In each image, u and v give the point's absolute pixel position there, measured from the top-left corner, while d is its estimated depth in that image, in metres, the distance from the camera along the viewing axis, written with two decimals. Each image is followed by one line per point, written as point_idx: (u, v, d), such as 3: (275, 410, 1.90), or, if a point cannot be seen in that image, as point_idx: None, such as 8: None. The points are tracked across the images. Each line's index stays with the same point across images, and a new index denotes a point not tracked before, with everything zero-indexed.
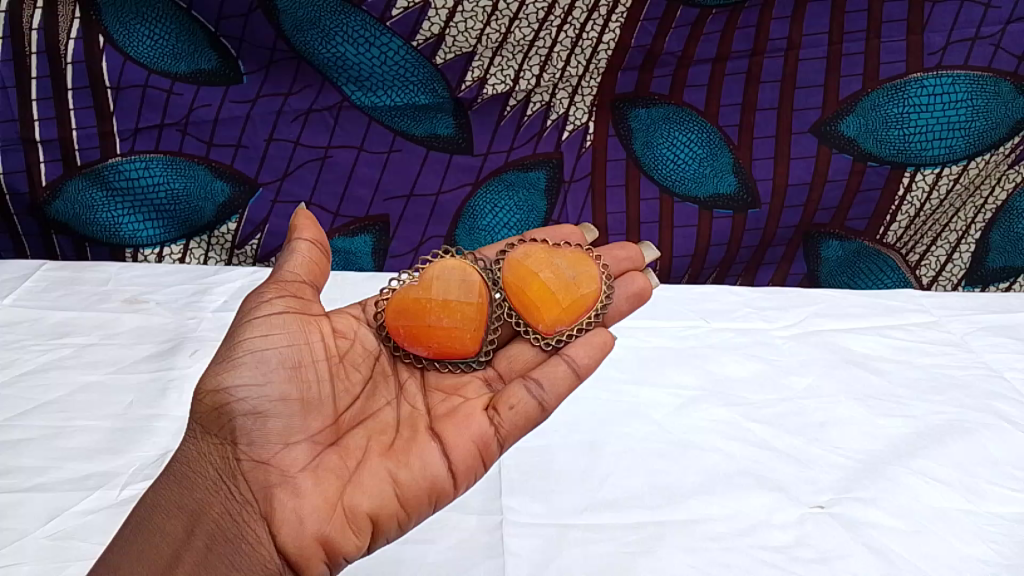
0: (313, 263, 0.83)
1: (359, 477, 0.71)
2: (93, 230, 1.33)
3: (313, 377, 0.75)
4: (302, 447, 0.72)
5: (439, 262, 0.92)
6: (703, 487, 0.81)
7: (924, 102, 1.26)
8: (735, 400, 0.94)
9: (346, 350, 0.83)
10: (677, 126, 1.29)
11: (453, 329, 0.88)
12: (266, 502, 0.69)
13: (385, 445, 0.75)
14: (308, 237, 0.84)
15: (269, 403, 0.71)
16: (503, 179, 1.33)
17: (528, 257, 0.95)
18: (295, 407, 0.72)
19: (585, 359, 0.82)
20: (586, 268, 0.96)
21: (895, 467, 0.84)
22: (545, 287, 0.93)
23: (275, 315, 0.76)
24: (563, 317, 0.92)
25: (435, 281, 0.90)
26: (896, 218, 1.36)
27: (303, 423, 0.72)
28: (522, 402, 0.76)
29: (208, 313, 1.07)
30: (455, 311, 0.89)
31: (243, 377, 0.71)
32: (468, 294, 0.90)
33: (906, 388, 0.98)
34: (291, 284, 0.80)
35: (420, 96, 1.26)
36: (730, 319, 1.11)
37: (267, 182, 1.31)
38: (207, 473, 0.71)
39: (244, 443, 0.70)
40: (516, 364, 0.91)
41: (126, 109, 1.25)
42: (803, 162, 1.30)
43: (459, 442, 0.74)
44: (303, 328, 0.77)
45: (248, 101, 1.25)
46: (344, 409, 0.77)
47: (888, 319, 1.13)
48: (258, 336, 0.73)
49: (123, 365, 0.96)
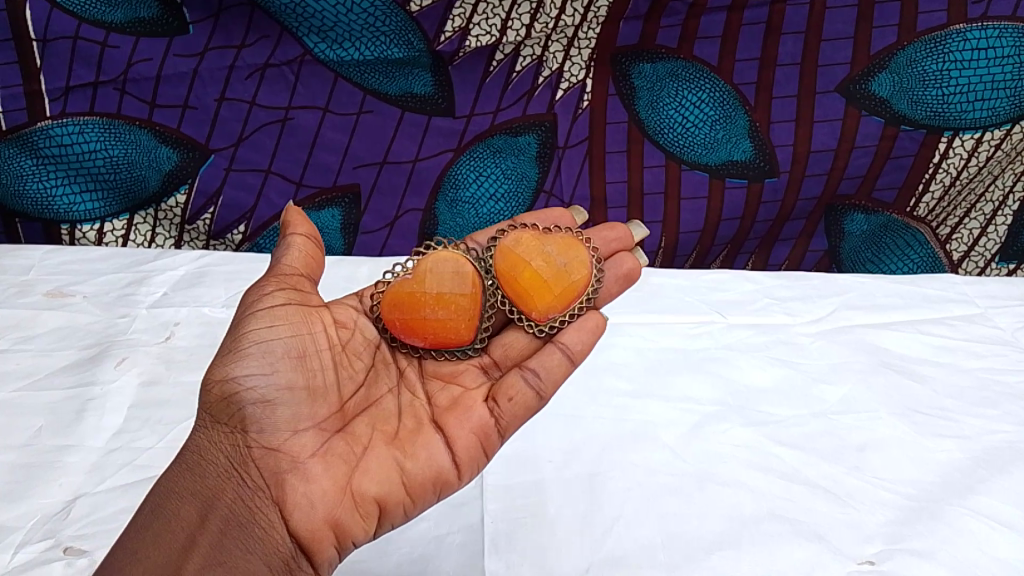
0: (310, 258, 0.71)
1: (367, 463, 0.61)
2: (23, 203, 1.15)
3: (318, 365, 0.64)
4: (309, 434, 0.62)
5: (431, 253, 0.77)
6: (726, 539, 0.69)
7: (966, 58, 1.10)
8: (757, 417, 0.80)
9: (348, 338, 0.70)
10: (686, 85, 1.12)
11: (450, 322, 0.74)
12: (278, 487, 0.60)
13: (390, 433, 0.64)
14: (303, 229, 0.72)
15: (279, 390, 0.61)
16: (489, 145, 1.16)
17: (519, 242, 0.80)
18: (303, 395, 0.62)
19: (579, 344, 0.71)
20: (579, 250, 0.80)
21: (955, 507, 0.72)
22: (536, 275, 0.78)
23: (277, 305, 0.65)
24: (556, 304, 0.77)
25: (428, 272, 0.75)
26: (930, 187, 1.20)
27: (310, 410, 0.62)
28: (522, 392, 0.66)
29: (143, 310, 0.93)
30: (451, 303, 0.75)
31: (251, 365, 0.60)
32: (464, 285, 0.76)
33: (955, 400, 0.84)
34: (289, 278, 0.68)
35: (393, 49, 1.09)
36: (747, 312, 0.96)
37: (219, 148, 1.13)
38: (218, 461, 0.61)
39: (254, 430, 0.60)
40: (512, 352, 0.76)
41: (54, 65, 1.06)
42: (828, 125, 1.14)
43: (462, 433, 0.64)
44: (306, 318, 0.65)
45: (195, 55, 1.07)
46: (350, 396, 0.66)
47: (927, 311, 0.97)
48: (262, 323, 0.63)
49: (39, 379, 0.83)
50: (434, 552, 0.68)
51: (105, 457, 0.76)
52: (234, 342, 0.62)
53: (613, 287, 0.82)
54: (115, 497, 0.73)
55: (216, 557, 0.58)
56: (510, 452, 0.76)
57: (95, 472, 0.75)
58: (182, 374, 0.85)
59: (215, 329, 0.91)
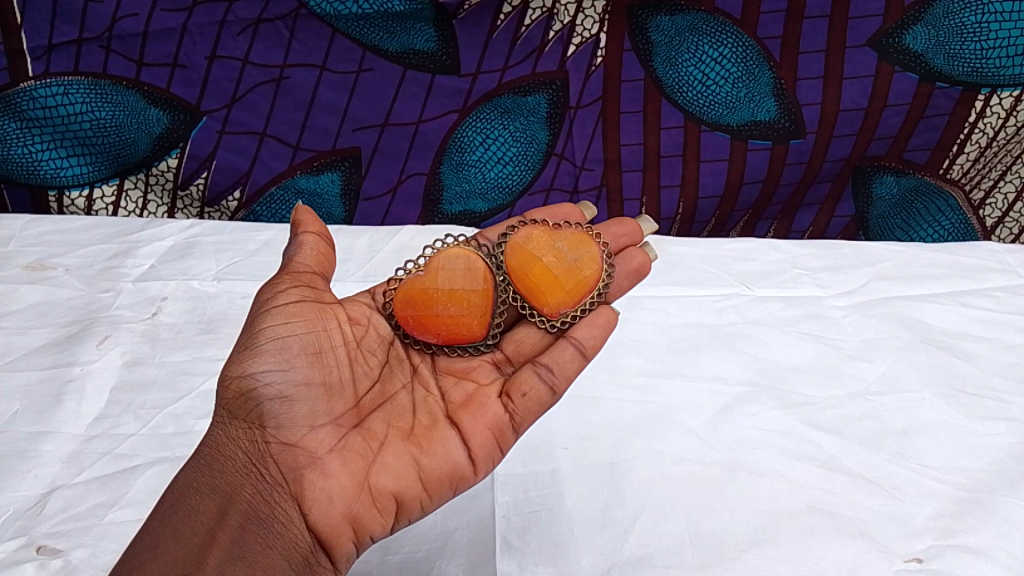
0: (321, 256, 0.64)
1: (385, 458, 0.56)
2: (8, 168, 1.08)
3: (334, 361, 0.59)
4: (327, 430, 0.56)
5: (445, 247, 0.72)
6: (760, 536, 0.64)
7: (1007, 9, 1.02)
8: (789, 399, 0.76)
9: (362, 335, 0.64)
10: (706, 39, 1.05)
11: (462, 318, 0.68)
12: (296, 483, 0.55)
13: (406, 429, 0.59)
14: (315, 227, 0.65)
15: (297, 386, 0.55)
16: (497, 105, 1.09)
17: (530, 238, 0.74)
18: (319, 391, 0.56)
19: (592, 339, 0.64)
20: (591, 244, 0.74)
21: (1006, 498, 0.67)
22: (546, 272, 0.72)
23: (294, 299, 0.59)
24: (567, 300, 0.71)
25: (440, 266, 0.70)
26: (964, 148, 1.12)
27: (328, 405, 0.57)
28: (535, 388, 0.61)
29: (128, 285, 0.87)
30: (464, 299, 0.69)
31: (268, 360, 0.55)
32: (477, 280, 0.70)
33: (1002, 378, 0.79)
34: (304, 276, 0.62)
35: (394, 1, 1.00)
36: (776, 285, 0.89)
37: (212, 110, 1.06)
38: (235, 458, 0.56)
39: (271, 426, 0.55)
40: (524, 348, 0.70)
41: (35, 20, 0.99)
42: (859, 82, 1.06)
43: (476, 430, 0.59)
44: (322, 314, 0.59)
45: (183, 10, 0.99)
46: (366, 391, 0.60)
47: (968, 282, 0.90)
48: (278, 317, 0.57)
49: (16, 359, 0.79)
50: (439, 553, 0.64)
51: (84, 446, 0.72)
52: (249, 337, 0.57)
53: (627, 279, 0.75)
54: (94, 489, 0.69)
55: (237, 552, 0.53)
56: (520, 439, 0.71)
57: (73, 463, 0.71)
58: (168, 354, 0.80)
59: (204, 304, 0.86)
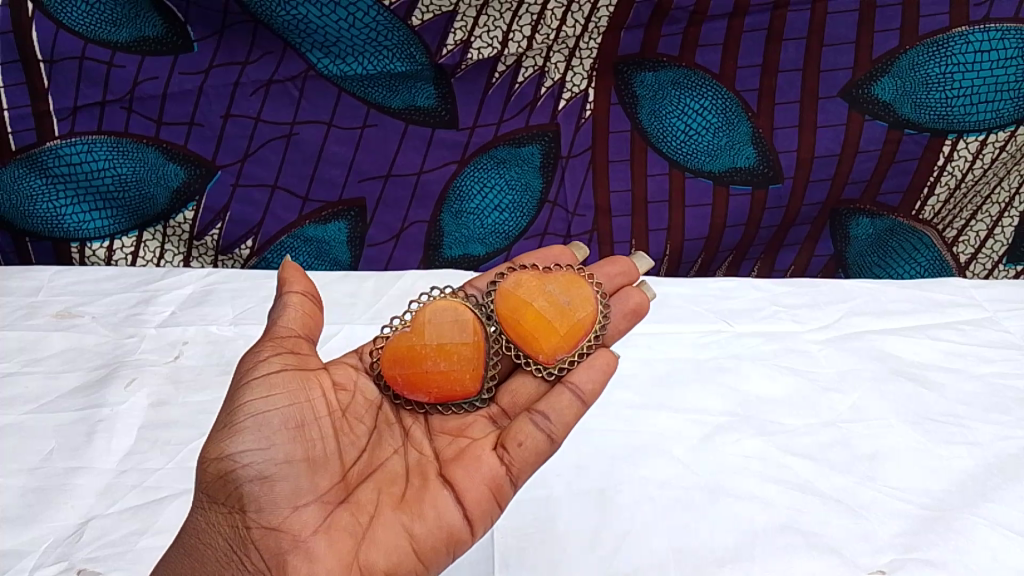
0: (307, 316, 0.70)
1: (373, 532, 0.61)
2: (33, 222, 1.14)
3: (317, 434, 0.64)
4: (310, 509, 0.61)
5: (434, 301, 0.78)
6: (737, 553, 0.71)
7: (970, 60, 1.09)
8: (767, 427, 0.81)
9: (347, 402, 0.70)
10: (688, 92, 1.12)
11: (452, 372, 0.74)
12: (279, 567, 0.59)
13: (397, 496, 0.64)
14: (299, 287, 0.71)
15: (277, 465, 0.60)
16: (494, 156, 1.16)
17: (520, 285, 0.80)
18: (302, 466, 0.61)
19: (589, 384, 0.70)
20: (580, 287, 0.80)
21: (966, 516, 0.73)
22: (541, 317, 0.78)
23: (275, 370, 0.65)
24: (564, 343, 0.77)
25: (427, 323, 0.76)
26: (935, 190, 1.19)
27: (311, 482, 0.62)
28: (531, 437, 0.65)
29: (151, 330, 0.94)
30: (453, 353, 0.75)
31: (247, 440, 0.60)
32: (465, 333, 0.76)
33: (967, 406, 0.85)
34: (286, 342, 0.68)
35: (396, 63, 1.09)
36: (755, 321, 0.95)
37: (226, 164, 1.13)
38: (218, 544, 0.61)
39: (252, 510, 0.60)
40: (519, 399, 0.76)
41: (61, 84, 1.06)
42: (832, 131, 1.14)
43: (471, 487, 0.64)
44: (304, 385, 0.65)
45: (200, 72, 1.07)
46: (353, 463, 0.66)
47: (938, 316, 0.96)
48: (258, 391, 0.63)
49: (50, 401, 0.85)
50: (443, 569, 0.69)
51: (116, 479, 0.78)
52: (230, 415, 0.62)
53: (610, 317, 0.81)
54: (126, 519, 0.74)
55: None
56: None
57: (106, 495, 0.76)
58: (191, 394, 0.86)
59: (221, 347, 0.92)
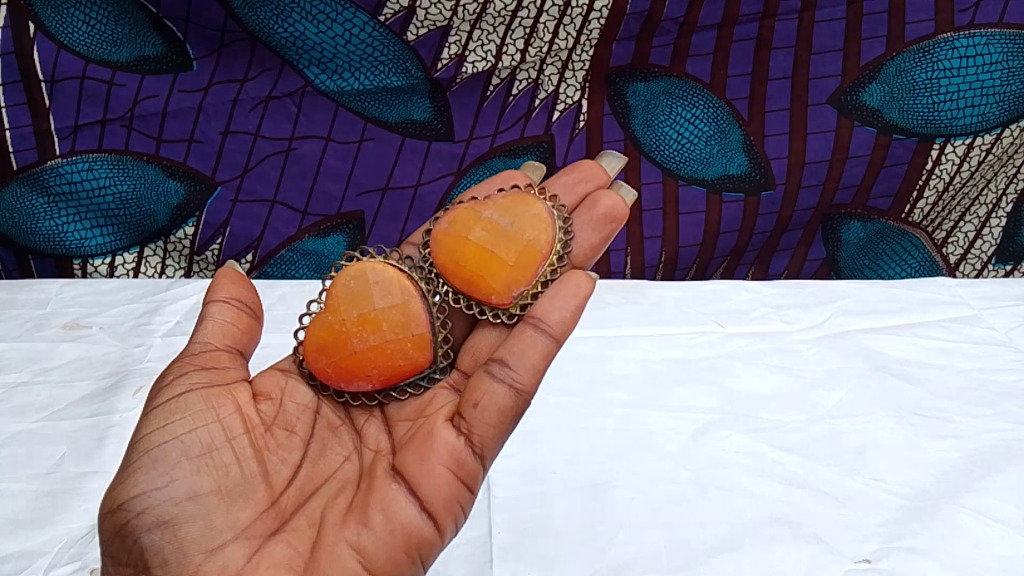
0: (232, 324, 0.71)
1: (317, 555, 0.60)
2: (36, 239, 1.16)
3: (227, 459, 0.64)
4: (232, 545, 0.60)
5: (342, 273, 0.78)
6: (728, 544, 0.73)
7: (955, 66, 1.12)
8: (757, 424, 0.84)
9: (273, 415, 0.71)
10: (680, 101, 1.14)
11: (385, 345, 0.76)
12: None
13: (344, 507, 0.64)
14: (224, 292, 0.72)
15: (179, 504, 0.60)
16: (489, 167, 1.18)
17: (449, 233, 0.81)
18: (211, 500, 0.61)
19: (558, 316, 0.68)
20: (510, 217, 0.80)
21: (949, 505, 0.76)
22: (479, 260, 0.79)
23: (175, 399, 0.65)
24: (510, 281, 0.79)
25: (339, 300, 0.76)
26: (924, 194, 1.22)
27: (223, 515, 0.61)
28: (488, 397, 0.64)
29: (157, 339, 0.96)
30: (379, 322, 0.76)
31: (146, 481, 0.61)
32: (387, 299, 0.76)
33: (951, 400, 0.88)
34: (199, 358, 0.69)
35: (392, 77, 1.11)
36: (746, 322, 0.99)
37: (225, 180, 1.15)
38: None
39: (158, 562, 0.59)
40: (481, 354, 0.79)
41: (63, 104, 1.08)
42: (822, 137, 1.16)
43: (424, 474, 0.62)
44: (210, 406, 0.65)
45: (199, 90, 1.09)
46: (282, 487, 0.65)
47: (922, 314, 1.01)
48: (157, 428, 0.63)
49: (60, 410, 0.87)
50: (442, 566, 0.70)
51: None
52: (133, 455, 0.63)
53: (551, 233, 0.81)
54: None
55: None
56: (516, 466, 0.79)
57: None
58: None
59: None
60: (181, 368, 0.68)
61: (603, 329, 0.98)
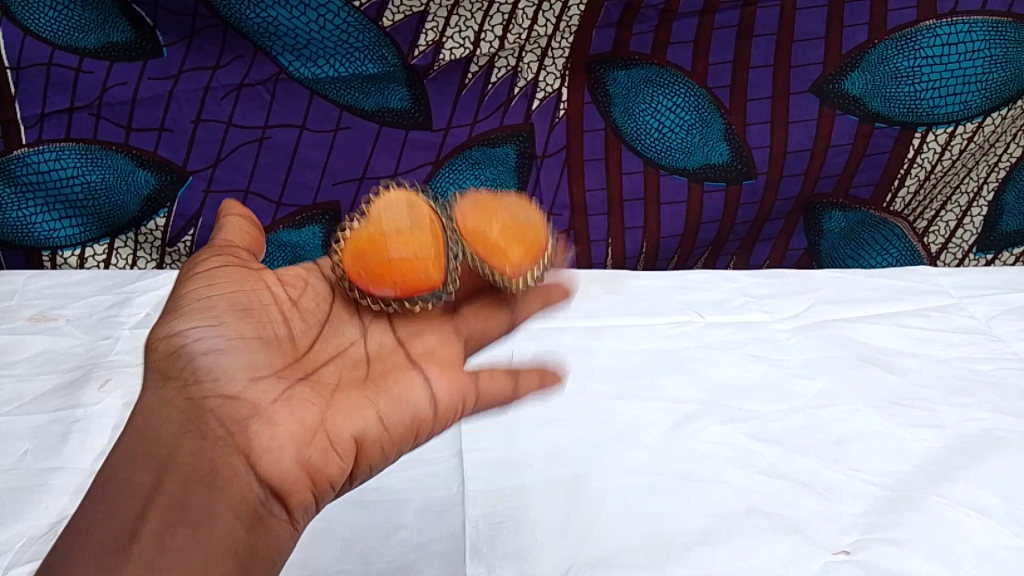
0: (251, 232, 0.71)
1: (253, 470, 0.55)
2: (3, 231, 1.13)
3: (266, 317, 0.64)
4: (269, 381, 0.60)
5: (382, 193, 0.72)
6: (706, 536, 0.72)
7: (937, 53, 1.11)
8: (736, 414, 0.84)
9: (299, 295, 0.70)
10: (660, 90, 1.13)
11: (417, 261, 0.68)
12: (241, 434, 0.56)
13: (361, 376, 0.64)
14: (240, 212, 0.72)
15: (229, 339, 0.60)
16: (468, 157, 1.16)
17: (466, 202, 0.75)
18: (254, 342, 0.61)
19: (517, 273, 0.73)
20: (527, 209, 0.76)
21: (928, 496, 0.75)
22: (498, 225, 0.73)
23: (215, 269, 0.65)
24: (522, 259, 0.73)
25: (382, 212, 0.70)
26: (905, 182, 1.21)
27: (263, 357, 0.61)
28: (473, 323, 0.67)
29: (125, 332, 0.94)
30: (414, 238, 0.69)
31: (192, 323, 0.60)
32: (426, 221, 0.70)
33: (931, 389, 0.88)
34: (229, 248, 0.68)
35: (367, 64, 1.09)
36: (726, 311, 0.98)
37: (198, 170, 1.12)
38: (169, 420, 0.57)
39: (208, 379, 0.58)
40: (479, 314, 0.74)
41: (28, 92, 1.06)
42: (803, 125, 1.15)
43: (439, 368, 0.64)
44: (249, 281, 0.66)
45: (170, 77, 1.07)
46: (303, 347, 0.65)
47: (902, 302, 1.00)
48: (198, 288, 0.63)
49: (24, 404, 0.85)
50: (414, 562, 0.70)
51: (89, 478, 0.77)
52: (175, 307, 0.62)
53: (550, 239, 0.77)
54: None
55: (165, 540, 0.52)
56: (492, 459, 0.78)
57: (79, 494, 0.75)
58: None
59: None
60: (226, 240, 0.69)
61: (582, 320, 0.97)
